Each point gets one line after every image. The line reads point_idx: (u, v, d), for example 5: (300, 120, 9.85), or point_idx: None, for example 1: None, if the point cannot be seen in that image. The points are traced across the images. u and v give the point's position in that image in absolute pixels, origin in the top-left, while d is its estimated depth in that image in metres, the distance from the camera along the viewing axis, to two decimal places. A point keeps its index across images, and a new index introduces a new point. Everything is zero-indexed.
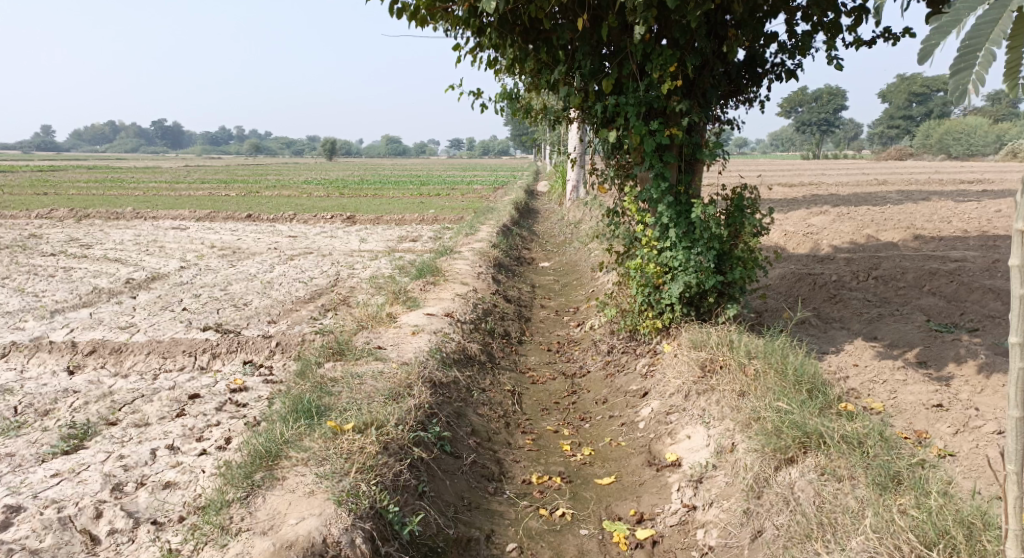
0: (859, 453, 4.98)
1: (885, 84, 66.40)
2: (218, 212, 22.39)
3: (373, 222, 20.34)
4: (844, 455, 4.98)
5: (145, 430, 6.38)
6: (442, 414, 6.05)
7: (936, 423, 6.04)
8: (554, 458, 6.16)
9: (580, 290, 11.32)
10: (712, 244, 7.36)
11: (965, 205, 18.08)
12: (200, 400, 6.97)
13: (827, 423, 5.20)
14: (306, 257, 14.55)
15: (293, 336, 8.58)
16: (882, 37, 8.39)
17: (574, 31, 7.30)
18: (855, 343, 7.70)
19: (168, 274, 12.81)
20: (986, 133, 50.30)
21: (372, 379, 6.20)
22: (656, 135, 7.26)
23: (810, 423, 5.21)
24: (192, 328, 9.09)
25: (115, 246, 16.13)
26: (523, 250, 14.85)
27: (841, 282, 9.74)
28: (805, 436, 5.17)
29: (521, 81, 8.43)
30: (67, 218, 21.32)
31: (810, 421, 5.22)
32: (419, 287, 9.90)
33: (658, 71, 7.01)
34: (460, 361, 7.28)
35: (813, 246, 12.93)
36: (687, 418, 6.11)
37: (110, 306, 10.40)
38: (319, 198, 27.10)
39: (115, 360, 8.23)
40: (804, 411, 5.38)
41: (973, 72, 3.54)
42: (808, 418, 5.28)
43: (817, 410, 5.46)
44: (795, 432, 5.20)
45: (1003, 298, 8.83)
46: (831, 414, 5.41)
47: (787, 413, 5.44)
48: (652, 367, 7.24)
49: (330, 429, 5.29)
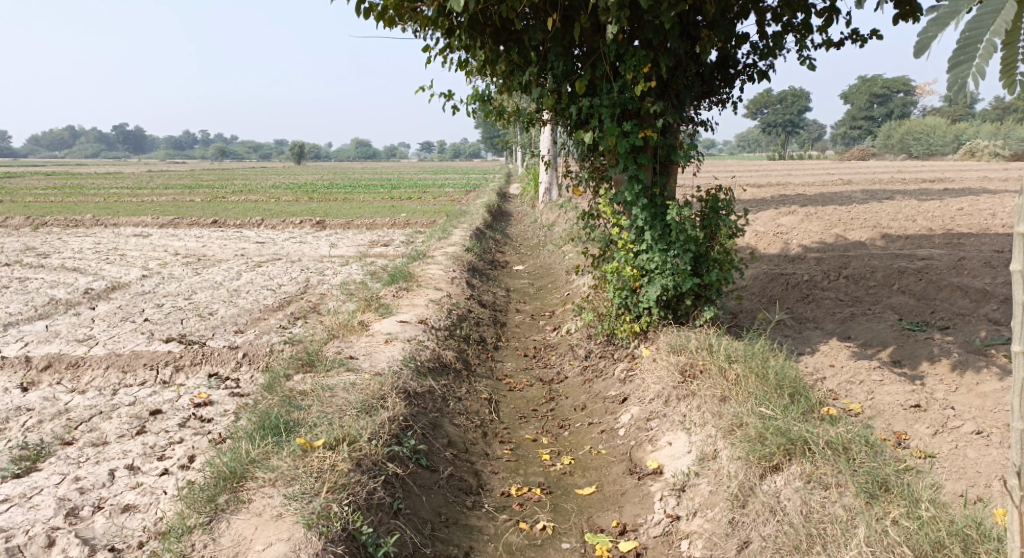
0: (844, 459, 4.91)
1: (848, 85, 67.35)
2: (181, 218, 21.99)
3: (344, 227, 20.10)
4: (830, 462, 4.90)
5: (103, 450, 6.14)
6: (417, 426, 5.88)
7: (915, 424, 6.00)
8: (534, 469, 6.02)
9: (555, 293, 11.21)
10: (688, 247, 7.29)
11: (928, 204, 18.34)
12: (162, 416, 6.74)
13: (812, 429, 5.12)
14: (273, 263, 14.30)
15: (261, 346, 8.37)
16: (851, 39, 8.39)
17: (545, 32, 7.16)
18: (830, 342, 7.67)
19: (130, 282, 12.49)
20: (944, 134, 51.16)
21: (343, 391, 6.01)
22: (630, 136, 7.17)
23: (795, 428, 5.12)
24: (154, 340, 8.83)
25: (75, 255, 15.73)
26: (496, 253, 14.74)
27: (814, 282, 9.75)
28: (789, 442, 5.09)
29: (492, 83, 8.30)
30: (24, 227, 20.78)
31: (795, 427, 5.14)
32: (390, 293, 9.72)
33: (632, 72, 6.90)
34: (435, 369, 7.12)
35: (783, 246, 12.98)
36: (668, 424, 6.01)
37: (68, 318, 10.09)
38: (288, 204, 26.75)
39: (72, 375, 7.95)
40: (787, 417, 5.29)
41: (973, 64, 3.21)
42: (792, 425, 5.20)
43: (800, 415, 5.38)
44: (779, 439, 5.11)
45: (972, 295, 8.89)
46: (814, 419, 5.33)
47: (771, 419, 5.35)
48: (630, 372, 7.14)
49: (299, 447, 5.08)
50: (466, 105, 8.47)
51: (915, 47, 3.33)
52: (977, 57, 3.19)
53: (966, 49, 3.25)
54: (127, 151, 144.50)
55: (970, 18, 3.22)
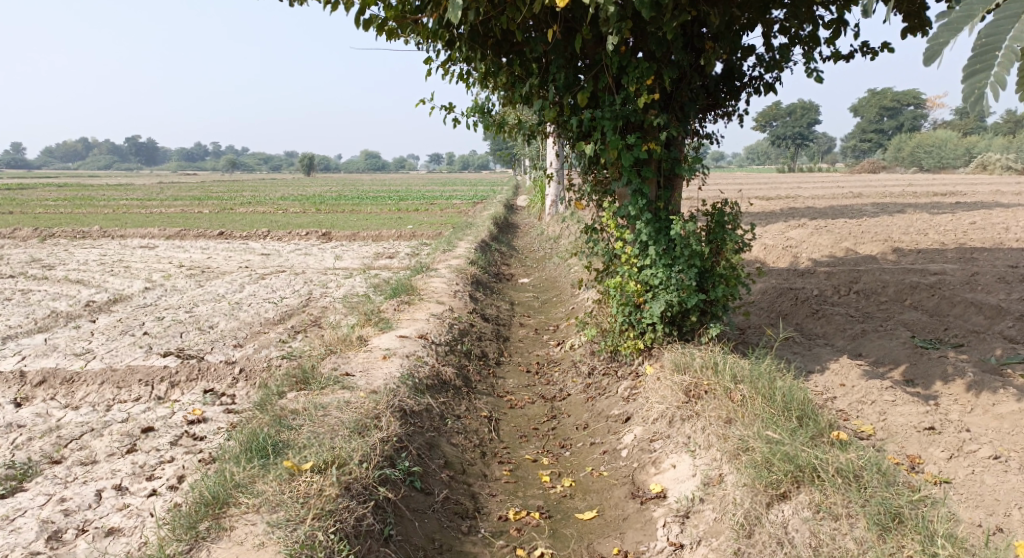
0: (855, 488, 4.71)
1: (858, 98, 67.06)
2: (188, 230, 21.91)
3: (349, 239, 19.99)
4: (839, 491, 4.70)
5: (91, 470, 5.98)
6: (412, 446, 5.70)
7: (929, 447, 5.78)
8: (533, 491, 5.82)
9: (559, 307, 11.04)
10: (693, 262, 7.11)
11: (941, 217, 18.09)
12: (153, 434, 6.57)
13: (821, 456, 4.92)
14: (277, 275, 14.16)
15: (258, 362, 8.20)
16: (860, 51, 8.22)
17: (547, 43, 7.01)
18: (841, 360, 7.47)
19: (132, 295, 12.36)
20: (956, 147, 50.74)
21: (337, 409, 5.83)
22: (634, 149, 7.00)
23: (803, 455, 4.92)
24: (152, 354, 8.69)
25: (79, 267, 15.64)
26: (501, 266, 14.57)
27: (823, 297, 9.53)
28: (797, 469, 4.90)
29: (494, 95, 8.16)
30: (31, 238, 20.73)
31: (803, 453, 4.95)
32: (391, 307, 9.55)
33: (635, 84, 6.74)
34: (434, 387, 6.95)
35: (792, 260, 12.77)
36: (671, 445, 5.82)
37: (67, 331, 9.96)
38: (295, 215, 26.69)
39: (67, 390, 7.79)
40: (795, 441, 5.09)
41: (992, 73, 3.04)
42: (801, 450, 4.99)
43: (809, 439, 5.17)
44: (787, 465, 4.92)
45: (986, 312, 8.67)
46: (823, 444, 5.13)
47: (778, 443, 5.15)
48: (633, 391, 6.94)
49: (286, 470, 4.92)
50: (468, 117, 8.33)
51: (927, 55, 3.18)
52: (996, 65, 3.02)
53: (984, 56, 3.07)
54: (139, 162, 145.25)
55: (988, 23, 3.03)
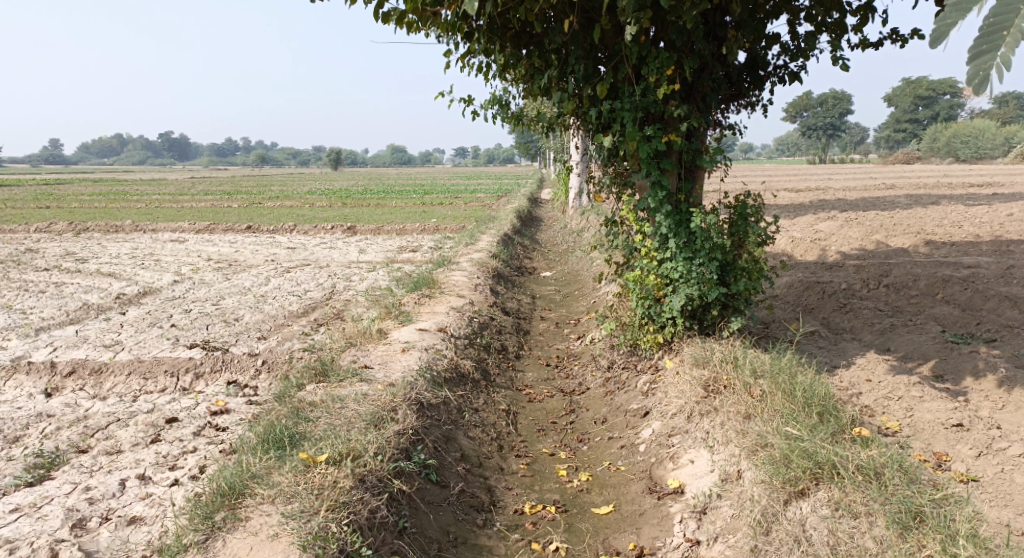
0: (875, 486, 4.62)
1: (892, 88, 65.93)
2: (217, 223, 22.17)
3: (375, 232, 20.08)
4: (860, 489, 4.62)
5: (116, 459, 6.04)
6: (428, 439, 5.69)
7: (957, 444, 5.69)
8: (549, 485, 5.80)
9: (581, 301, 10.98)
10: (715, 255, 7.03)
11: (976, 209, 17.72)
12: (177, 424, 6.63)
13: (841, 452, 4.83)
14: (302, 269, 14.26)
15: (280, 354, 8.25)
16: (889, 38, 8.05)
17: (566, 34, 6.96)
18: (867, 356, 7.37)
19: (161, 288, 12.51)
20: (994, 137, 49.62)
21: (354, 402, 5.84)
22: (653, 141, 6.93)
23: (822, 452, 4.84)
24: (178, 346, 8.78)
25: (111, 260, 15.89)
26: (524, 259, 14.55)
27: (851, 291, 9.40)
28: (816, 466, 4.82)
29: (514, 87, 8.12)
30: (66, 232, 21.10)
31: (822, 449, 4.86)
32: (413, 300, 9.57)
33: (655, 75, 6.65)
34: (452, 380, 6.94)
35: (820, 253, 12.59)
36: (690, 441, 5.75)
37: (97, 323, 10.10)
38: (323, 209, 26.86)
39: (95, 381, 7.89)
40: (815, 437, 5.00)
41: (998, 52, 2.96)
42: (820, 446, 4.91)
43: (830, 436, 5.08)
44: (806, 462, 4.84)
45: (1020, 306, 8.51)
46: (844, 441, 5.03)
47: (797, 439, 5.06)
48: (653, 385, 6.88)
49: (301, 462, 4.94)
50: (488, 110, 8.30)
51: (933, 36, 3.12)
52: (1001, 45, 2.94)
53: (990, 37, 3.00)
54: (173, 157, 147.18)
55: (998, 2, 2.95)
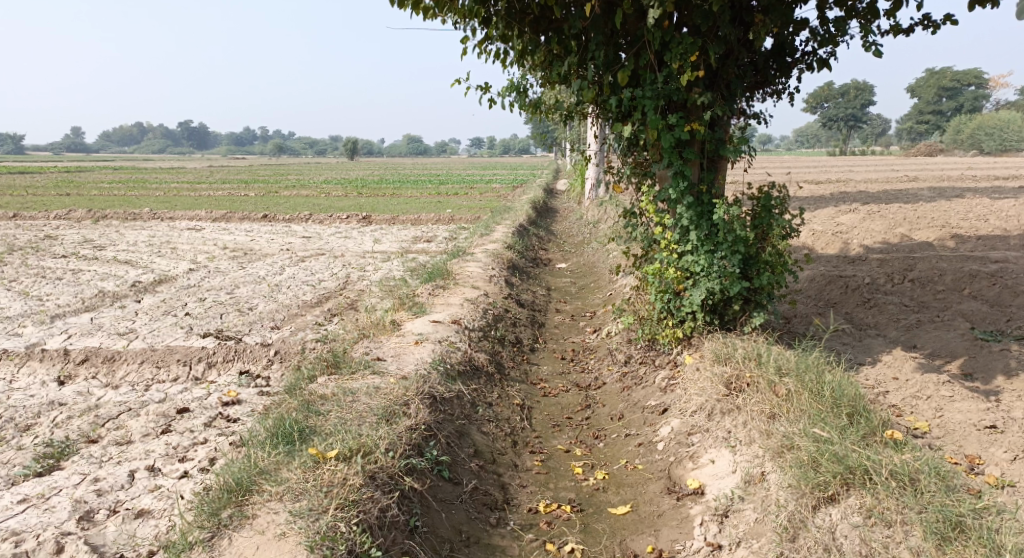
0: (910, 493, 4.42)
1: (916, 80, 65.01)
2: (233, 212, 22.11)
3: (391, 222, 19.96)
4: (893, 495, 4.42)
5: (126, 449, 5.85)
6: (441, 435, 5.53)
7: (991, 447, 5.55)
8: (565, 483, 5.62)
9: (598, 293, 10.79)
10: (737, 248, 6.81)
11: (1001, 202, 17.36)
12: (188, 415, 6.42)
13: (873, 456, 4.62)
14: (317, 258, 14.13)
15: (293, 344, 8.09)
16: (921, 25, 7.78)
17: (586, 19, 6.74)
18: (894, 352, 7.17)
19: (175, 276, 12.42)
20: (1019, 129, 48.74)
21: (366, 396, 5.68)
22: (675, 130, 6.72)
23: (854, 456, 4.63)
24: (192, 335, 8.66)
25: (128, 247, 15.84)
26: (540, 250, 14.37)
27: (875, 285, 9.17)
28: (847, 471, 4.62)
29: (532, 75, 7.92)
30: (84, 220, 21.11)
31: (853, 453, 4.66)
32: (427, 291, 9.41)
33: (679, 61, 6.43)
34: (465, 373, 6.78)
35: (842, 246, 12.35)
36: (710, 440, 5.56)
37: (111, 311, 10.00)
38: (339, 198, 26.77)
39: (108, 369, 7.76)
40: (845, 440, 4.80)
41: None
42: (851, 450, 4.71)
43: (860, 438, 4.87)
44: (836, 466, 4.63)
45: None
46: (876, 444, 4.83)
47: (827, 441, 4.86)
48: (672, 381, 6.69)
49: (311, 458, 4.79)
50: (504, 98, 8.10)
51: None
52: None
53: None
54: (192, 146, 147.63)
55: None
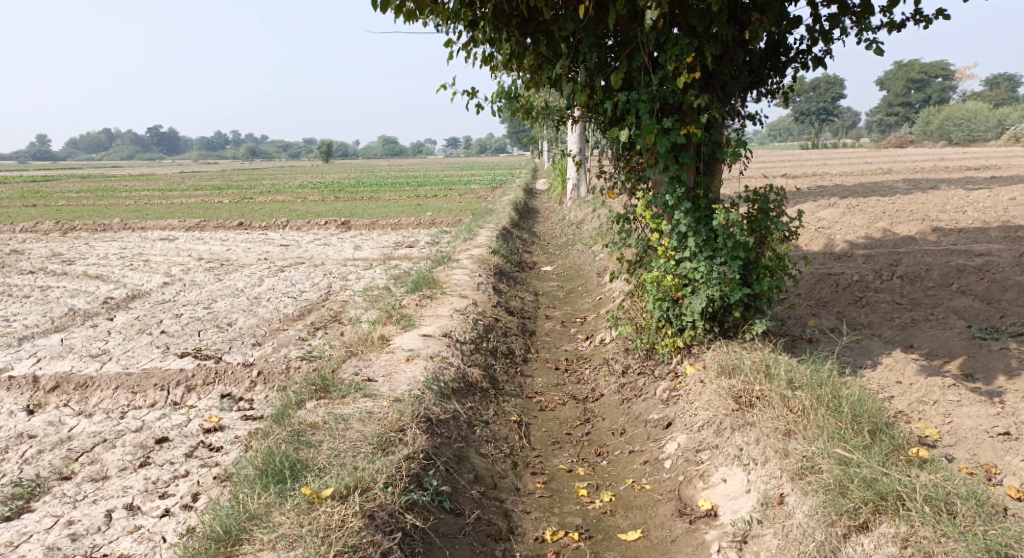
0: (946, 519, 4.25)
1: (884, 72, 65.69)
2: (207, 220, 21.63)
3: (370, 227, 19.62)
4: (928, 523, 4.25)
5: (102, 486, 5.52)
6: (440, 462, 5.26)
7: (1006, 455, 5.39)
8: (570, 507, 5.39)
9: (586, 297, 10.58)
10: (737, 253, 6.61)
11: (977, 193, 17.39)
12: (168, 445, 6.08)
13: (904, 481, 4.45)
14: (296, 268, 13.78)
15: (277, 363, 7.75)
16: (914, 19, 7.47)
17: (577, 21, 6.51)
18: (894, 354, 7.00)
19: (149, 291, 12.01)
20: (987, 119, 49.26)
21: (359, 422, 5.40)
22: (671, 134, 6.50)
23: (883, 481, 4.46)
24: (169, 355, 8.29)
25: (99, 261, 15.37)
26: (524, 254, 14.13)
27: (865, 282, 9.03)
28: (877, 497, 4.44)
29: (518, 77, 7.66)
30: (52, 232, 20.53)
31: (883, 477, 4.49)
32: (414, 302, 9.12)
33: (674, 62, 6.22)
34: (460, 390, 6.52)
35: (826, 243, 12.23)
36: (721, 457, 5.36)
37: (83, 331, 9.60)
38: (315, 204, 26.38)
39: (81, 396, 7.34)
40: (872, 462, 4.62)
41: None
42: (880, 473, 4.53)
43: (885, 458, 4.70)
44: (865, 492, 4.46)
45: None
46: (902, 464, 4.67)
47: (852, 463, 4.68)
48: (674, 393, 6.48)
49: (305, 499, 4.52)
50: (490, 102, 7.85)
51: None
52: None
53: None
54: (162, 152, 145.51)
55: None
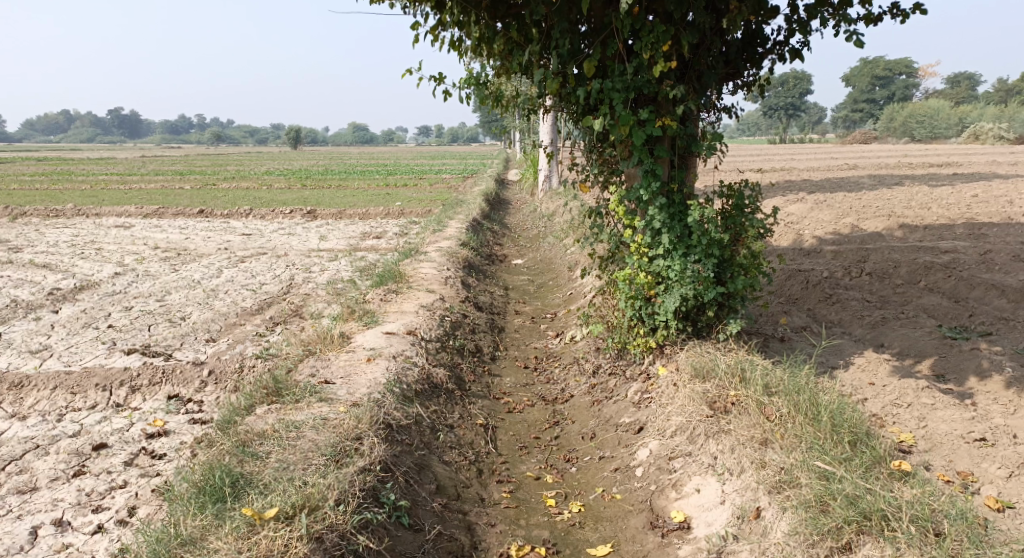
0: (933, 541, 4.09)
1: (850, 68, 66.37)
2: (167, 207, 21.00)
3: (335, 217, 19.17)
4: (915, 545, 4.08)
5: (30, 499, 5.15)
6: (400, 473, 4.99)
7: (983, 463, 5.25)
8: (537, 519, 5.16)
9: (556, 292, 10.32)
10: (712, 251, 6.39)
11: (941, 189, 17.49)
12: (107, 452, 5.72)
13: (888, 499, 4.28)
14: (257, 258, 13.33)
15: (229, 362, 7.37)
16: (889, 14, 7.27)
17: (549, 5, 6.22)
18: (866, 354, 6.83)
19: (100, 282, 11.50)
20: (948, 116, 49.91)
21: (312, 430, 5.09)
22: (646, 126, 6.26)
23: (868, 499, 4.29)
24: (114, 352, 7.88)
25: (49, 249, 14.75)
26: (494, 246, 13.84)
27: (835, 279, 8.88)
28: (860, 517, 4.27)
29: (488, 64, 7.35)
30: (2, 218, 19.77)
31: (866, 496, 4.31)
32: (378, 296, 8.79)
33: (649, 51, 5.95)
34: (424, 392, 6.24)
35: (795, 238, 12.11)
36: (694, 467, 5.17)
37: (25, 325, 9.12)
38: (280, 191, 25.79)
39: (16, 397, 6.91)
40: (855, 479, 4.44)
41: None
42: (863, 492, 4.36)
43: (867, 474, 4.53)
44: (847, 512, 4.28)
45: (1009, 295, 8.12)
46: (884, 481, 4.50)
47: (833, 479, 4.50)
48: (645, 395, 6.27)
49: (245, 522, 4.21)
50: (459, 89, 7.54)
51: None
52: None
53: None
54: (124, 137, 142.41)
55: None
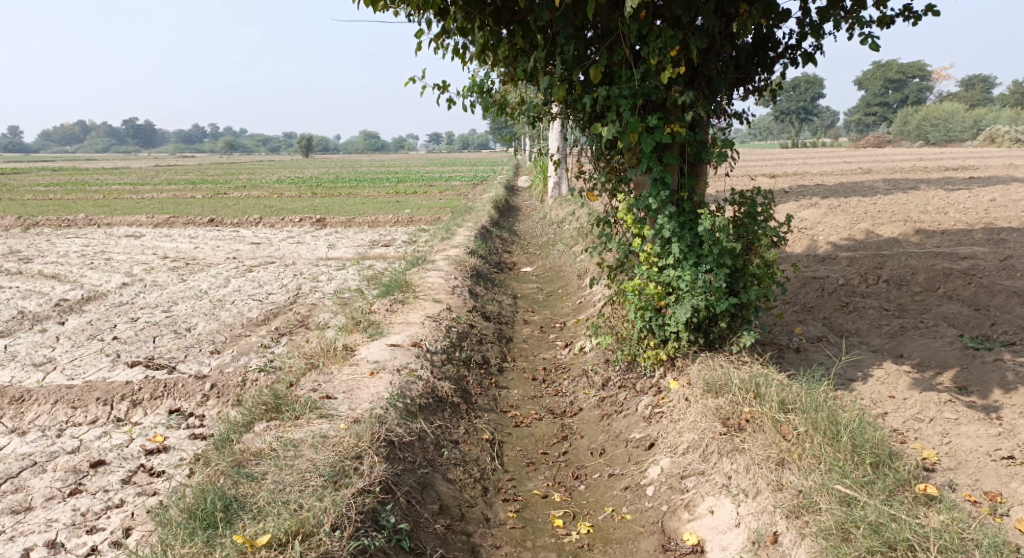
0: None
1: (863, 72, 65.94)
2: (177, 216, 20.94)
3: (345, 225, 19.05)
4: None
5: (23, 520, 5.01)
6: (401, 494, 4.81)
7: (1010, 482, 5.02)
8: (544, 540, 4.98)
9: (566, 301, 10.12)
10: (723, 261, 6.19)
11: (957, 193, 17.20)
12: (104, 469, 5.58)
13: (914, 527, 4.08)
14: (265, 268, 13.20)
15: (233, 375, 7.21)
16: (902, 16, 7.07)
17: (554, 10, 6.05)
18: (885, 366, 6.60)
19: (107, 292, 11.39)
20: (963, 119, 49.44)
21: (310, 449, 4.94)
22: (655, 132, 6.07)
23: (892, 528, 4.10)
24: (118, 364, 7.75)
25: (58, 259, 14.69)
26: (503, 253, 13.66)
27: (851, 287, 8.66)
28: (884, 546, 4.07)
29: (494, 70, 7.19)
30: (13, 228, 19.77)
31: (891, 524, 4.12)
32: (384, 306, 8.64)
33: (657, 56, 5.77)
34: (427, 406, 6.07)
35: (809, 244, 11.86)
36: (707, 487, 4.98)
37: (29, 337, 9.00)
38: (290, 199, 25.76)
39: (16, 411, 6.78)
40: (877, 505, 4.24)
41: None
42: (886, 520, 4.16)
43: (890, 499, 4.33)
44: (870, 541, 4.09)
45: None
46: (909, 506, 4.29)
47: (854, 505, 4.30)
48: (656, 410, 6.07)
49: (238, 549, 4.08)
50: (464, 96, 7.38)
51: None
52: None
53: None
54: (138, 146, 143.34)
55: None
